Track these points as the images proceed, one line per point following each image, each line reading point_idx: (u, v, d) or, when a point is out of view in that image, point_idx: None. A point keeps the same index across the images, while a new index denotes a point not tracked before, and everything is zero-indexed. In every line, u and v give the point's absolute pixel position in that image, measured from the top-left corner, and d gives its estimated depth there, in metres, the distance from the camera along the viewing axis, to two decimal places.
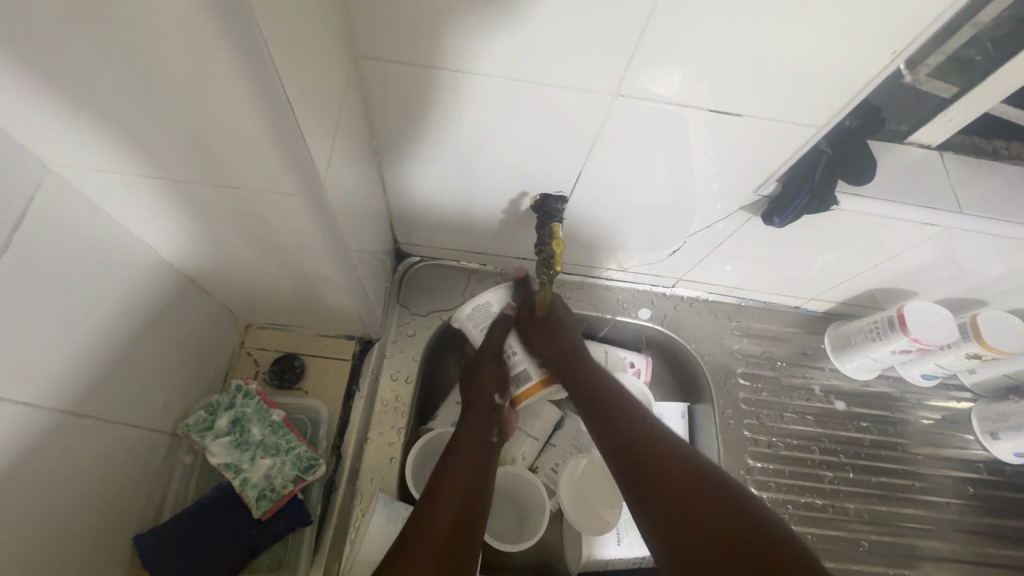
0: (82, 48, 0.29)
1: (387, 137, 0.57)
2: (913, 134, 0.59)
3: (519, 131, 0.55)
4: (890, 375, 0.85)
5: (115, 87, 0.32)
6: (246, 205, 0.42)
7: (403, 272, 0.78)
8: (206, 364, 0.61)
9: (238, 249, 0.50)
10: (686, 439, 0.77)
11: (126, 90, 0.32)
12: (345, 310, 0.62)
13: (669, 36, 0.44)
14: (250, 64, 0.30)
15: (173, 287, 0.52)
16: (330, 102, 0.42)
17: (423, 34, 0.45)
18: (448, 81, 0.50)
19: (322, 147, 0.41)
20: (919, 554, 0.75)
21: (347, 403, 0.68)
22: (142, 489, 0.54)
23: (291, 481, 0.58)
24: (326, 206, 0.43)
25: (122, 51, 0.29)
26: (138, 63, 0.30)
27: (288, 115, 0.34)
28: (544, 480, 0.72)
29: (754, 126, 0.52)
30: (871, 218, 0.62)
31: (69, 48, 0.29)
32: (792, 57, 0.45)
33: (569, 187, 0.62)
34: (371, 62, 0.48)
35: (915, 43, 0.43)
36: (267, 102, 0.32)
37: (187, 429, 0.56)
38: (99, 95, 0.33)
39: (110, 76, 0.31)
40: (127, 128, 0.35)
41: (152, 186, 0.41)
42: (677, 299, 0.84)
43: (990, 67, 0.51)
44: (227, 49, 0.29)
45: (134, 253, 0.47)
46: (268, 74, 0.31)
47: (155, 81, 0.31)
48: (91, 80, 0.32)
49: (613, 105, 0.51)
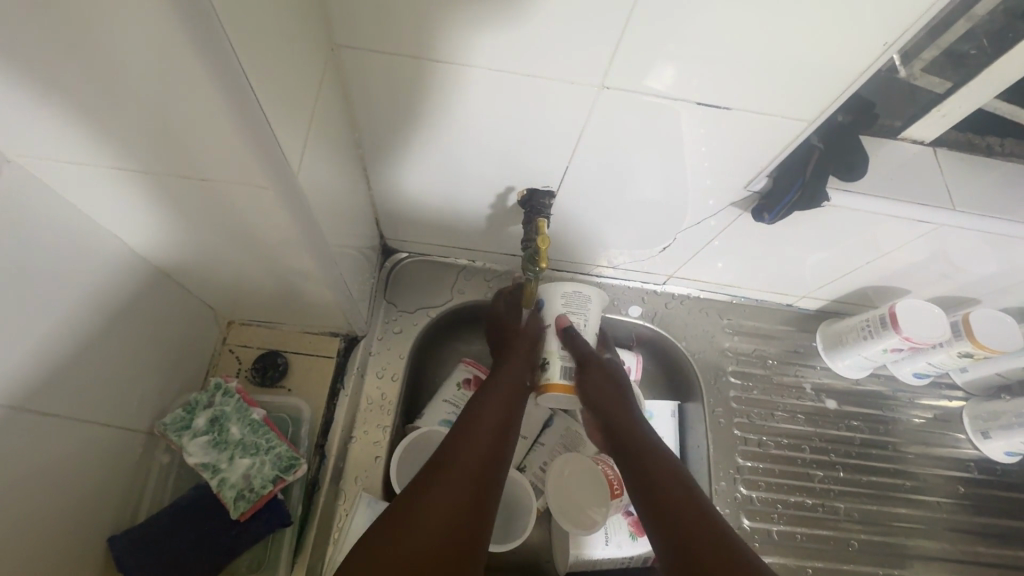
0: (33, 36, 0.28)
1: (370, 130, 0.56)
2: (906, 130, 0.58)
3: (504, 124, 0.54)
4: (882, 374, 0.84)
5: (73, 77, 0.31)
6: (218, 198, 0.41)
7: (390, 268, 0.77)
8: (184, 362, 0.60)
9: (214, 244, 0.48)
10: (676, 438, 0.77)
11: (83, 80, 0.31)
12: (328, 307, 0.61)
13: (655, 26, 0.43)
14: (210, 48, 0.29)
15: (147, 283, 0.51)
16: (305, 93, 0.40)
17: (402, 22, 0.44)
18: (430, 72, 0.48)
19: (296, 138, 0.39)
20: (910, 553, 0.75)
21: (331, 401, 0.67)
22: (117, 489, 0.53)
23: (270, 481, 0.57)
24: (302, 199, 0.42)
25: (74, 36, 0.28)
26: (92, 50, 0.29)
27: (253, 101, 0.32)
28: (533, 479, 0.71)
29: (743, 121, 0.51)
30: (863, 215, 0.61)
31: (20, 36, 0.28)
32: (781, 50, 0.44)
33: (557, 181, 0.61)
34: (350, 51, 0.47)
35: (906, 36, 0.42)
36: (231, 88, 0.31)
37: (164, 428, 0.55)
38: (54, 85, 0.31)
39: (66, 65, 0.30)
40: (87, 120, 0.34)
41: (119, 179, 0.40)
42: (668, 296, 0.83)
43: (984, 61, 0.50)
44: (184, 34, 0.28)
45: (105, 248, 0.46)
46: (229, 59, 0.30)
47: (111, 70, 0.30)
48: (44, 69, 0.30)
49: (599, 98, 0.50)
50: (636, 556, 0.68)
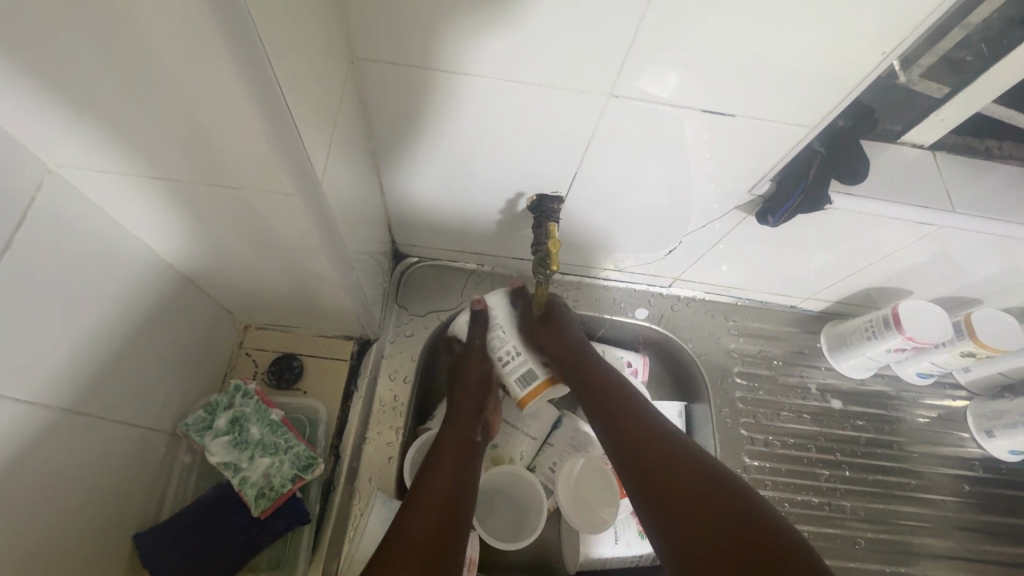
0: (83, 51, 0.30)
1: (384, 138, 0.58)
2: (906, 134, 0.60)
3: (515, 131, 0.55)
4: (886, 374, 0.85)
5: (117, 90, 0.32)
6: (244, 204, 0.43)
7: (401, 272, 0.78)
8: (204, 364, 0.61)
9: (237, 249, 0.50)
10: (682, 438, 0.78)
11: (125, 92, 0.33)
12: (343, 310, 0.63)
13: (663, 37, 0.44)
14: (245, 59, 0.30)
15: (172, 287, 0.53)
16: (328, 104, 0.42)
17: (419, 35, 0.46)
18: (445, 82, 0.50)
19: (320, 146, 0.41)
20: (917, 551, 0.76)
21: (346, 402, 0.68)
22: (142, 488, 0.54)
23: (289, 479, 0.58)
24: (324, 206, 0.44)
25: (119, 50, 0.30)
26: (136, 64, 0.31)
27: (282, 108, 0.34)
28: (542, 480, 0.72)
29: (748, 126, 0.53)
30: (865, 218, 0.62)
31: (71, 51, 0.30)
32: (784, 58, 0.45)
33: (565, 187, 0.63)
34: (367, 63, 0.49)
35: (905, 44, 0.44)
36: (261, 97, 0.33)
37: (186, 428, 0.56)
38: (98, 96, 0.33)
39: (110, 78, 0.32)
40: (125, 130, 0.36)
41: (151, 187, 0.42)
42: (674, 299, 0.84)
43: (981, 67, 0.51)
44: (222, 48, 0.29)
45: (133, 252, 0.47)
46: (261, 70, 0.31)
47: (153, 82, 0.32)
48: (91, 81, 0.32)
49: (607, 106, 0.51)
50: (646, 554, 0.69)
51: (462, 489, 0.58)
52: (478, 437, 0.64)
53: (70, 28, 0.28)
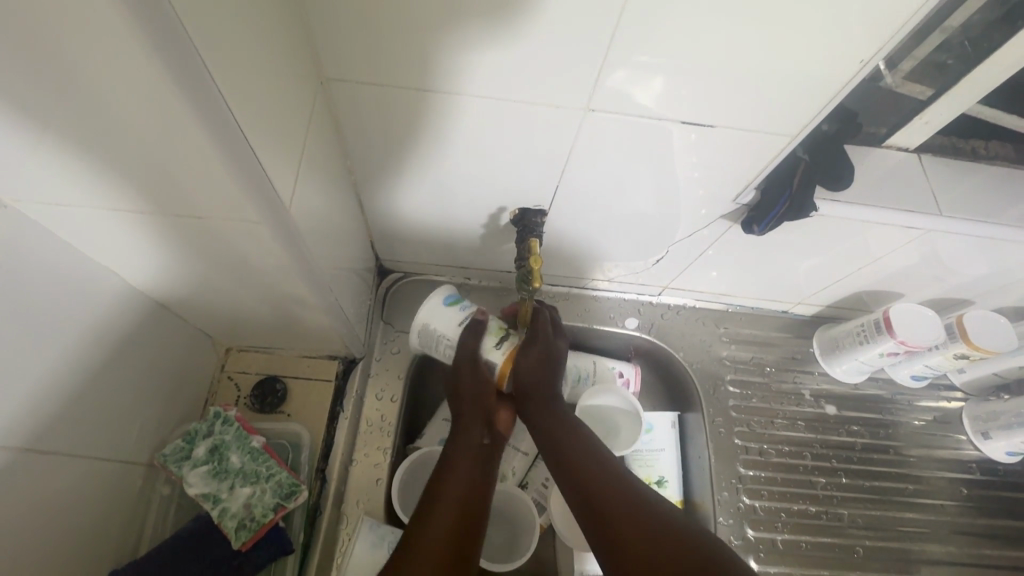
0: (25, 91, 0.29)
1: (361, 157, 0.57)
2: (891, 137, 0.60)
3: (493, 145, 0.54)
4: (880, 377, 0.84)
5: (66, 127, 0.31)
6: (212, 231, 0.41)
7: (387, 288, 0.77)
8: (182, 391, 0.60)
9: (209, 276, 0.49)
10: (677, 449, 0.77)
11: (70, 125, 0.31)
12: (325, 331, 0.62)
13: (637, 47, 0.43)
14: (189, 79, 0.29)
15: (144, 314, 0.51)
16: (292, 127, 0.41)
17: (390, 54, 0.45)
18: (419, 100, 0.49)
19: (285, 168, 0.40)
20: (916, 558, 0.74)
21: (330, 424, 0.67)
22: (117, 523, 0.53)
23: (271, 509, 0.57)
24: (293, 230, 0.43)
25: (62, 86, 0.28)
26: (82, 98, 0.29)
27: (233, 127, 0.33)
28: (534, 496, 0.71)
29: (728, 136, 0.52)
30: (852, 223, 0.62)
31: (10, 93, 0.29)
32: (765, 66, 0.44)
33: (547, 201, 0.62)
34: (336, 83, 0.48)
35: (882, 50, 0.43)
36: (206, 114, 0.31)
37: (164, 459, 0.55)
38: (43, 133, 0.31)
39: (56, 114, 0.30)
40: (76, 166, 0.34)
41: (115, 220, 0.40)
42: (664, 307, 0.83)
43: (963, 70, 0.51)
44: (161, 68, 0.28)
45: (100, 283, 0.46)
46: (207, 90, 0.30)
47: (100, 113, 0.30)
48: (34, 120, 0.30)
49: (585, 119, 0.51)
50: None
51: (475, 493, 0.57)
52: (486, 440, 0.63)
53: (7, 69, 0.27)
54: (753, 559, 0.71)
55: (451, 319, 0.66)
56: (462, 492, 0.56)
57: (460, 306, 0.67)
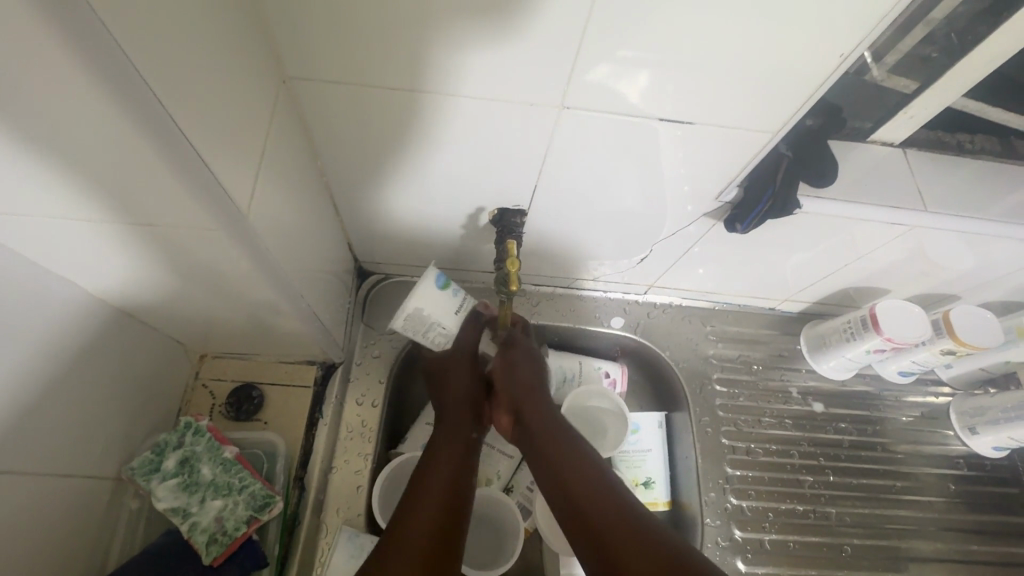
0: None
1: (331, 157, 0.55)
2: (876, 132, 0.59)
3: (468, 145, 0.53)
4: (868, 374, 0.84)
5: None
6: (170, 241, 0.40)
7: (367, 291, 0.76)
8: (151, 402, 0.58)
9: (172, 284, 0.47)
10: (664, 450, 0.76)
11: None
12: (300, 337, 0.60)
13: (612, 41, 0.42)
14: (123, 85, 0.28)
15: (106, 324, 0.49)
16: (247, 129, 0.39)
17: (353, 51, 0.43)
18: (387, 99, 0.48)
19: (240, 171, 0.38)
20: (904, 555, 0.74)
21: (309, 431, 0.66)
22: (84, 540, 0.51)
23: (244, 522, 0.56)
24: (253, 236, 0.42)
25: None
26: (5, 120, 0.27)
27: (176, 133, 0.32)
28: (520, 500, 0.70)
29: (708, 132, 0.51)
30: (837, 220, 0.61)
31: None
32: (744, 61, 0.43)
33: (527, 200, 0.61)
34: (299, 82, 0.46)
35: (863, 44, 0.42)
36: (147, 124, 0.30)
37: (131, 472, 0.53)
38: None
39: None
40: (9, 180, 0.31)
41: (64, 234, 0.38)
42: (650, 306, 0.82)
43: (947, 64, 0.50)
44: (82, 70, 0.26)
45: (57, 294, 0.44)
46: (137, 87, 0.28)
47: (25, 133, 0.28)
48: None
49: (560, 116, 0.49)
50: None
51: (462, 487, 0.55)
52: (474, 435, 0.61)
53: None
54: (740, 560, 0.70)
55: (444, 305, 0.66)
56: (450, 484, 0.54)
57: (452, 291, 0.66)
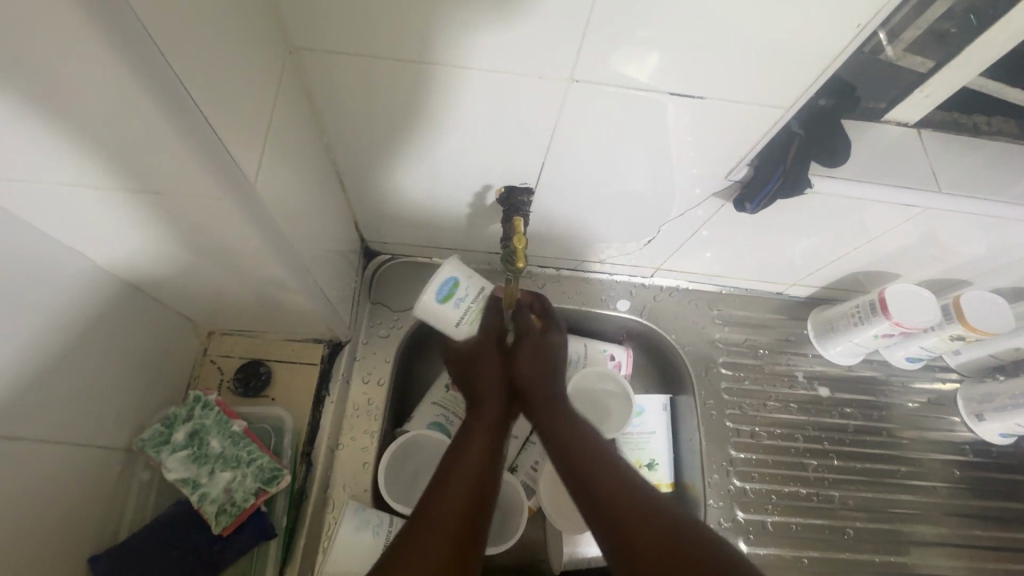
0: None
1: (338, 133, 0.55)
2: (890, 112, 0.58)
3: (475, 122, 0.52)
4: (875, 359, 0.83)
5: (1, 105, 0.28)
6: (178, 211, 0.40)
7: (373, 271, 0.76)
8: (161, 376, 0.59)
9: (181, 257, 0.47)
10: (668, 432, 0.76)
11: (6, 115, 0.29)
12: (308, 314, 0.60)
13: (622, 14, 0.41)
14: (132, 47, 0.27)
15: (116, 298, 0.50)
16: (254, 101, 0.39)
17: (360, 22, 0.43)
18: (394, 73, 0.47)
19: (248, 141, 0.38)
20: (907, 539, 0.74)
21: (316, 407, 0.66)
22: (96, 510, 0.52)
23: (252, 494, 0.57)
24: (261, 209, 0.42)
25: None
26: (16, 74, 0.27)
27: (185, 97, 0.31)
28: (524, 479, 0.70)
29: (720, 109, 0.50)
30: (848, 202, 0.60)
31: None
32: (757, 35, 0.42)
33: (534, 178, 0.60)
34: (305, 53, 0.46)
35: (880, 17, 0.41)
36: (158, 90, 0.30)
37: (142, 444, 0.54)
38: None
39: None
40: (18, 143, 0.31)
41: (73, 204, 0.38)
42: (656, 289, 0.82)
43: (966, 40, 0.48)
44: (93, 30, 0.26)
45: (69, 267, 0.44)
46: (141, 44, 0.28)
47: (36, 92, 0.28)
48: None
49: (569, 91, 0.48)
50: None
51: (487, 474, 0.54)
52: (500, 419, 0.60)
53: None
54: (742, 541, 0.71)
55: (445, 314, 0.64)
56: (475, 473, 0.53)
57: (456, 300, 0.64)
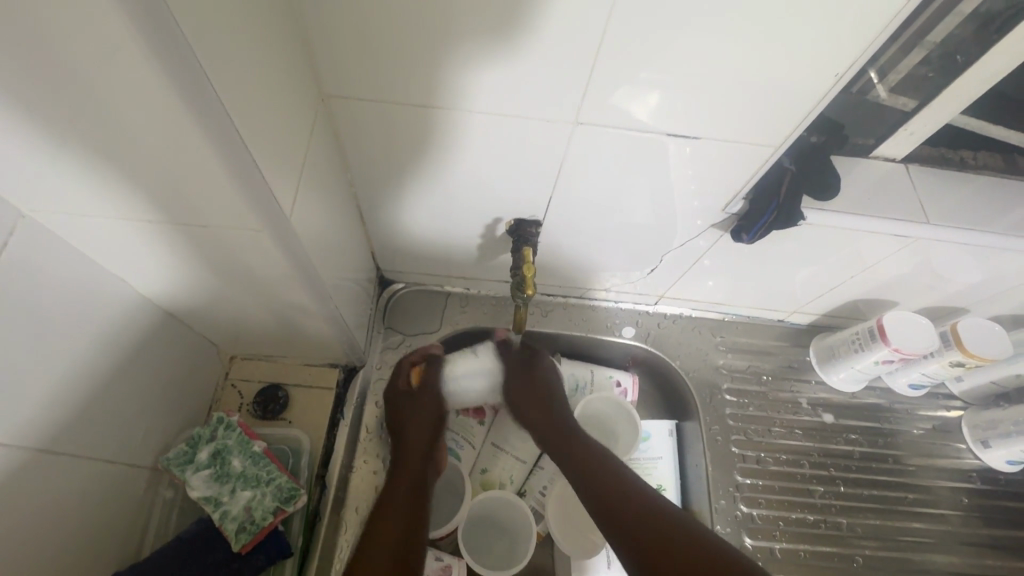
0: (34, 103, 0.30)
1: (361, 171, 0.59)
2: (878, 148, 0.61)
3: (488, 162, 0.57)
4: (879, 386, 0.84)
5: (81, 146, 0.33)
6: (214, 240, 0.44)
7: (388, 298, 0.79)
8: (186, 398, 0.62)
9: (215, 285, 0.51)
10: (674, 458, 0.77)
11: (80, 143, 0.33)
12: (326, 339, 0.63)
13: (622, 63, 0.45)
14: (193, 94, 0.31)
15: (151, 321, 0.53)
16: (292, 142, 0.43)
17: (388, 75, 0.47)
18: (416, 116, 0.51)
19: (286, 178, 0.42)
20: (917, 567, 0.74)
21: (331, 432, 0.69)
22: (120, 526, 0.54)
23: (271, 512, 0.58)
24: (294, 239, 0.45)
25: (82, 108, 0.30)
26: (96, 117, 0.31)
27: (235, 137, 0.35)
28: (533, 505, 0.71)
29: (716, 147, 0.54)
30: (842, 233, 0.63)
31: (19, 103, 0.30)
32: (746, 80, 0.46)
33: (543, 212, 0.64)
34: (337, 99, 0.50)
35: (856, 65, 0.45)
36: (214, 130, 0.33)
37: (167, 463, 0.56)
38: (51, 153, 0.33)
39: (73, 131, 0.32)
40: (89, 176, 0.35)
41: (124, 233, 0.42)
42: (660, 316, 0.84)
43: (944, 83, 0.52)
44: (161, 77, 0.30)
45: (113, 292, 0.48)
46: (203, 92, 0.31)
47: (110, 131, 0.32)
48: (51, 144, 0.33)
49: (575, 132, 0.52)
50: None
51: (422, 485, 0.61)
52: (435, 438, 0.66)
53: (19, 84, 0.29)
54: None
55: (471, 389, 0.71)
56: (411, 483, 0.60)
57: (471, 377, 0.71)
